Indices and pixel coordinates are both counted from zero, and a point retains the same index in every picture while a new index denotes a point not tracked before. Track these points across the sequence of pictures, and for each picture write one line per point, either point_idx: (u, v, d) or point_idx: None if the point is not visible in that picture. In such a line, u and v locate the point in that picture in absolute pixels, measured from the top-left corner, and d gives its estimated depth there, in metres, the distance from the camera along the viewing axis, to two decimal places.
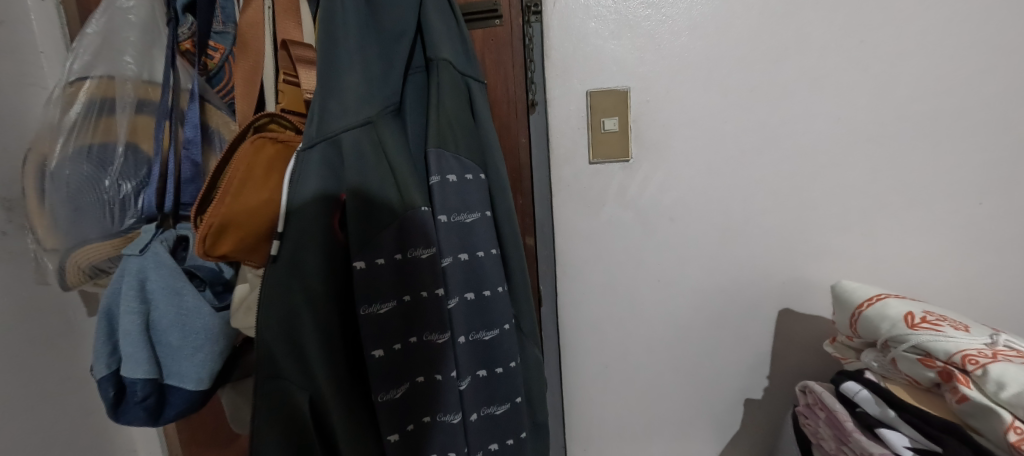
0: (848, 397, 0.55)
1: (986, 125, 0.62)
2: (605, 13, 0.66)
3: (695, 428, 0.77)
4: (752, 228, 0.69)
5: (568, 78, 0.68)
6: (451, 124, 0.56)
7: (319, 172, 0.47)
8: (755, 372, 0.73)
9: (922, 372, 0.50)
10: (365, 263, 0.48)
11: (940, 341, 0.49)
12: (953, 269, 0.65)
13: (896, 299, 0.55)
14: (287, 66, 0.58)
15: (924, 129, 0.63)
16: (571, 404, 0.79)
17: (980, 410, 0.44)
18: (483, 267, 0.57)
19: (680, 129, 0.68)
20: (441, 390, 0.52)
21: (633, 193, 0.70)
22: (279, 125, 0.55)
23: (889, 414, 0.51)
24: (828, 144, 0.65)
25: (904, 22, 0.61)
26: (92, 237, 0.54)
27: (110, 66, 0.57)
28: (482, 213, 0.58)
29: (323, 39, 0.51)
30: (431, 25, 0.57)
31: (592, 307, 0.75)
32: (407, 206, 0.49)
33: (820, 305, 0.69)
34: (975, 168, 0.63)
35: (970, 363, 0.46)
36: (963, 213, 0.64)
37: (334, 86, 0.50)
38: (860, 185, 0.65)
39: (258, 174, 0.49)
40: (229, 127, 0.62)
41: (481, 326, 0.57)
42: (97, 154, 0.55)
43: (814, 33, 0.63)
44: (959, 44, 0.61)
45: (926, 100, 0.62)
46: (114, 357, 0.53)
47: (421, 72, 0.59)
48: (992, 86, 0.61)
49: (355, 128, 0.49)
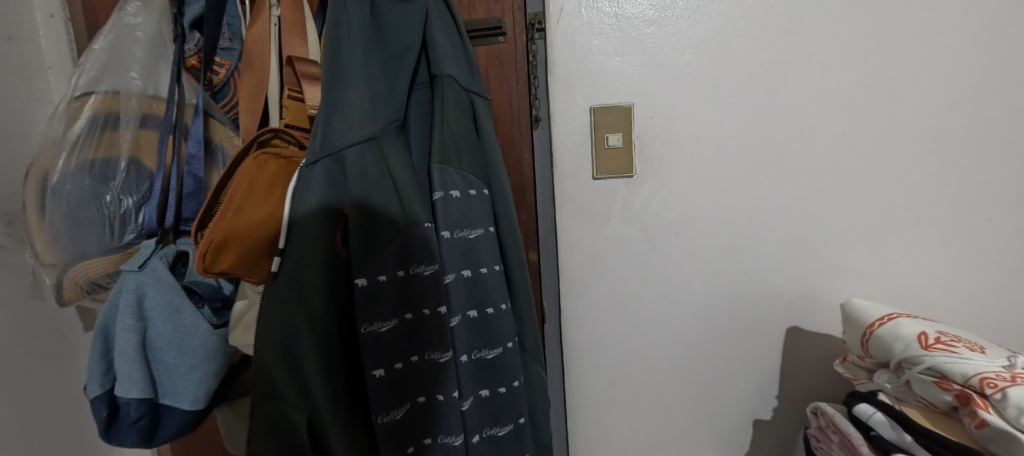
0: (862, 419, 0.53)
1: (991, 142, 0.61)
2: (609, 30, 0.67)
3: (702, 449, 0.75)
4: (757, 244, 0.68)
5: (572, 94, 0.69)
6: (455, 139, 0.56)
7: (322, 188, 0.47)
8: (763, 392, 0.71)
9: (938, 395, 0.48)
10: (366, 280, 0.47)
11: (956, 363, 0.47)
12: (963, 288, 0.64)
13: (908, 319, 0.54)
14: (292, 83, 0.59)
15: (929, 145, 0.63)
16: (574, 423, 0.77)
17: (1000, 436, 0.43)
18: (486, 283, 0.56)
19: (684, 146, 0.68)
20: (442, 411, 0.50)
21: (637, 209, 0.70)
22: (283, 140, 0.54)
23: (905, 439, 0.49)
24: (832, 161, 0.65)
25: (906, 41, 0.62)
26: (91, 252, 0.53)
27: (116, 82, 0.57)
28: (486, 228, 0.57)
29: (328, 54, 0.51)
30: (437, 42, 0.57)
31: (596, 324, 0.74)
32: (410, 222, 0.49)
33: (829, 323, 0.68)
34: (981, 186, 0.62)
35: (988, 386, 0.44)
36: (972, 231, 0.63)
37: (338, 102, 0.50)
38: (867, 201, 0.65)
39: (259, 189, 0.49)
40: (233, 141, 0.62)
41: (484, 345, 0.56)
42: (99, 169, 0.55)
43: (817, 51, 0.64)
44: (962, 63, 0.61)
45: (931, 117, 0.62)
46: (108, 376, 0.52)
47: (424, 88, 0.59)
48: (997, 103, 0.61)
49: (359, 144, 0.49)
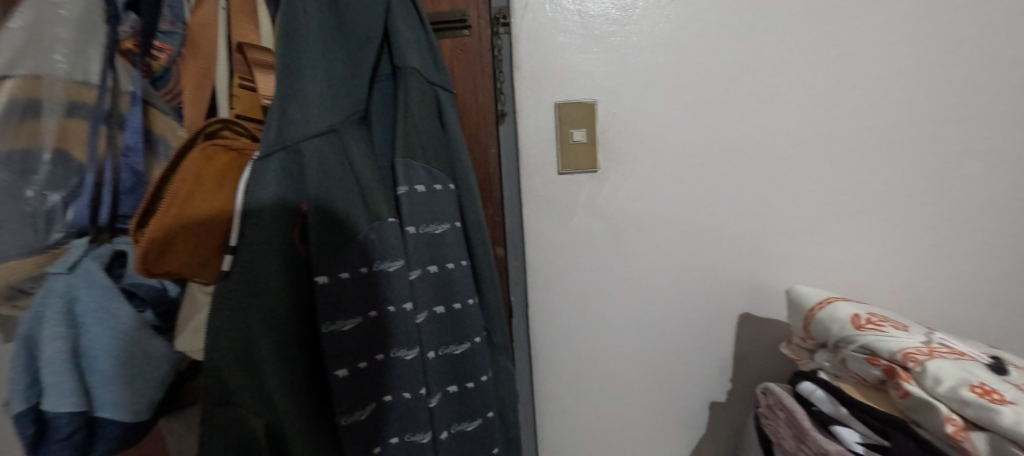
0: (805, 397, 0.59)
1: (914, 141, 0.68)
2: (572, 27, 0.68)
3: (664, 433, 0.78)
4: (713, 236, 0.72)
5: (537, 90, 0.69)
6: (419, 132, 0.55)
7: (277, 181, 0.45)
8: (719, 375, 0.75)
9: (869, 370, 0.53)
10: (327, 277, 0.46)
11: (884, 340, 0.52)
12: (891, 273, 0.71)
13: (844, 302, 0.59)
14: (242, 70, 0.55)
15: (861, 144, 0.69)
16: (542, 415, 0.79)
17: (919, 404, 0.48)
18: (453, 280, 0.56)
19: (645, 142, 0.70)
20: (410, 409, 0.49)
21: (601, 203, 0.71)
22: (233, 132, 0.51)
23: (842, 412, 0.54)
24: (779, 157, 0.70)
25: (840, 47, 0.67)
26: (13, 252, 0.49)
27: (36, 64, 0.49)
28: (451, 223, 0.57)
29: (282, 41, 0.48)
30: (398, 32, 0.55)
31: (563, 316, 0.75)
32: (372, 218, 0.48)
33: (777, 309, 0.73)
34: (904, 181, 0.69)
35: (911, 360, 0.49)
36: (897, 222, 0.70)
37: (294, 92, 0.47)
38: (809, 195, 0.70)
39: (208, 185, 0.46)
40: (176, 132, 0.58)
41: (451, 340, 0.56)
42: (18, 161, 0.49)
43: (765, 53, 0.68)
44: (887, 70, 0.67)
45: (863, 117, 0.68)
46: (34, 389, 0.46)
47: (387, 81, 0.57)
48: (918, 106, 0.67)
49: (316, 137, 0.47)
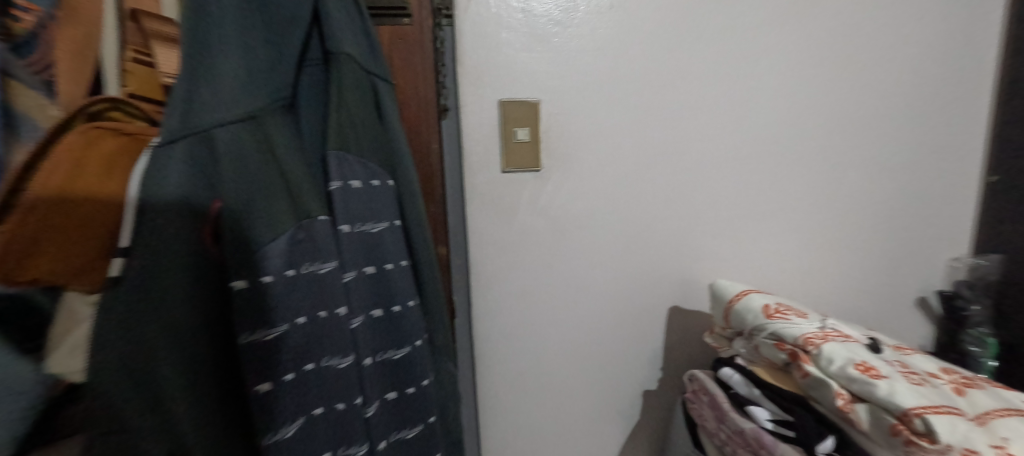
0: (724, 381, 0.64)
1: (813, 150, 0.77)
2: (516, 25, 0.67)
3: (601, 423, 0.81)
4: (647, 234, 0.76)
5: (480, 87, 0.68)
6: (355, 124, 0.51)
7: (181, 172, 0.39)
8: (651, 365, 0.80)
9: (777, 354, 0.59)
10: (246, 282, 0.41)
11: (789, 327, 0.59)
12: (793, 267, 0.80)
13: (757, 294, 0.65)
14: (136, 41, 0.48)
15: (772, 152, 0.76)
16: (485, 415, 0.78)
17: (816, 382, 0.54)
18: (391, 281, 0.53)
19: (585, 143, 0.72)
20: (344, 421, 0.46)
21: (544, 202, 0.72)
22: (124, 113, 0.44)
23: (755, 393, 0.61)
24: (705, 161, 0.75)
25: (757, 63, 0.74)
26: None
27: None
28: (390, 222, 0.54)
29: (190, 13, 0.42)
30: (330, 13, 0.50)
31: (506, 315, 0.75)
32: (300, 216, 0.43)
33: (701, 301, 0.79)
34: (805, 186, 0.78)
35: (810, 344, 0.56)
36: (798, 221, 0.79)
37: (206, 72, 0.42)
38: (729, 197, 0.77)
39: (90, 175, 0.39)
40: (49, 112, 0.42)
41: (389, 345, 0.53)
42: None
43: (694, 64, 0.72)
44: (794, 86, 0.75)
45: (774, 128, 0.76)
46: None
47: (316, 66, 0.53)
48: (817, 120, 0.76)
49: (233, 124, 0.41)
